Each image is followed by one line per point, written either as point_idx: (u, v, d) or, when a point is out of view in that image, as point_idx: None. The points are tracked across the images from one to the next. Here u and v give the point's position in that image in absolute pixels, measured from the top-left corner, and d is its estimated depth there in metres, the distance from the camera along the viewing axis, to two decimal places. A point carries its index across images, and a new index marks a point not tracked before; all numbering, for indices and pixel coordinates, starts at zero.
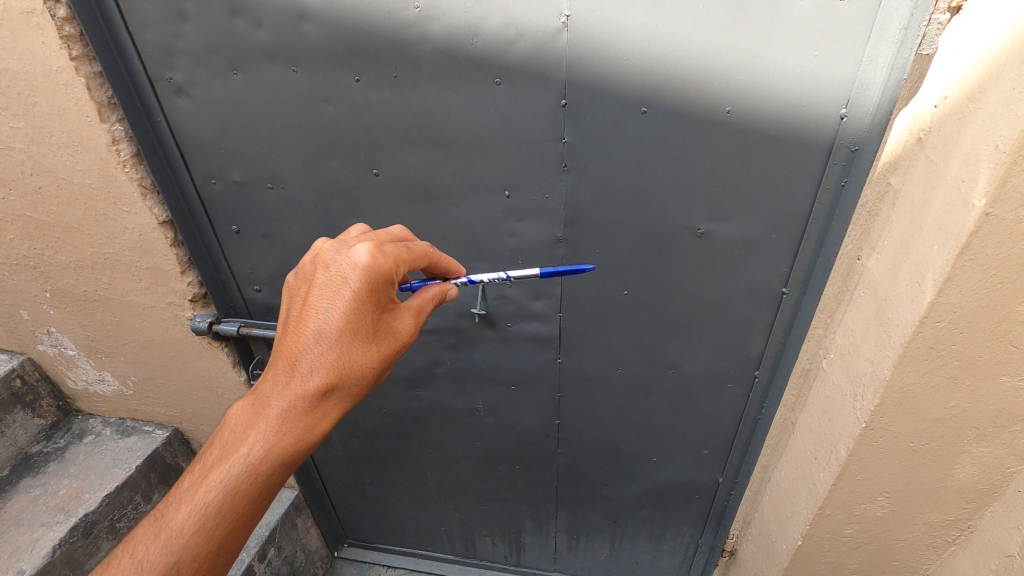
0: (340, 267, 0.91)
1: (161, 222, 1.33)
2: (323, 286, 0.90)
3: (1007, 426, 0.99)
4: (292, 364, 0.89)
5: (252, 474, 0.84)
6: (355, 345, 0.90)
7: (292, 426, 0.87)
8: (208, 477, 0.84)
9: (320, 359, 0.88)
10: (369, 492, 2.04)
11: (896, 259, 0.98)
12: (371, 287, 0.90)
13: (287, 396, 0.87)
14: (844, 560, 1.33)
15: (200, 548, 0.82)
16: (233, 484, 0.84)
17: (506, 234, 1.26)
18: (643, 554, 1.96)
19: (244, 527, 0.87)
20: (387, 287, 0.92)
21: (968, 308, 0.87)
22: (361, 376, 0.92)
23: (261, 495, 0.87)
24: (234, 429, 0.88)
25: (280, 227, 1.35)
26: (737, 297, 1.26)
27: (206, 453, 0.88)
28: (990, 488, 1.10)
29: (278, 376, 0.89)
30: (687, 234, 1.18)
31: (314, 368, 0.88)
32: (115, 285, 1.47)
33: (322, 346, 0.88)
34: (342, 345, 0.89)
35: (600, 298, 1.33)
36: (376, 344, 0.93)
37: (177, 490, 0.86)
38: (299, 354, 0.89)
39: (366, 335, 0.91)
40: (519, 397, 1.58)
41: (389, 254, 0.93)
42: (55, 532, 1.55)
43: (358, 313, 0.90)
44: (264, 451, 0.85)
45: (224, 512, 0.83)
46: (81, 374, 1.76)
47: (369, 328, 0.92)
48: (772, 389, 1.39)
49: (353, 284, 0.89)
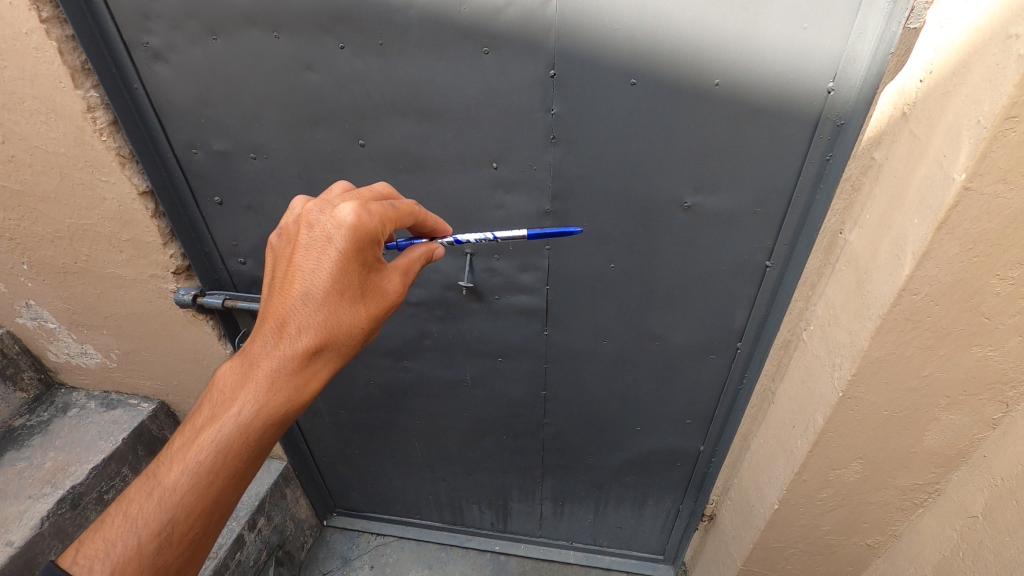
0: (325, 226, 0.90)
1: (141, 192, 1.30)
2: (308, 247, 0.90)
3: (976, 394, 1.03)
4: (279, 325, 0.88)
5: (244, 434, 0.84)
6: (343, 305, 0.90)
7: (282, 386, 0.87)
8: (200, 437, 0.84)
9: (307, 319, 0.88)
10: (357, 462, 2.06)
11: (877, 231, 1.00)
12: (357, 246, 0.90)
13: (276, 357, 0.87)
14: (818, 522, 1.39)
15: (194, 507, 0.83)
16: (224, 445, 0.83)
17: (494, 207, 1.26)
18: (626, 519, 2.02)
19: (236, 487, 0.87)
20: (374, 247, 0.92)
21: (945, 280, 0.90)
22: (349, 335, 0.92)
23: (253, 454, 0.87)
24: (224, 390, 0.88)
25: (264, 197, 1.33)
26: (721, 270, 1.27)
27: (196, 415, 0.87)
28: (958, 454, 1.15)
29: (266, 337, 0.89)
30: (674, 207, 1.19)
31: (301, 328, 0.88)
32: (95, 257, 1.44)
33: (309, 306, 0.88)
34: (330, 305, 0.89)
35: (587, 271, 1.34)
36: (363, 304, 0.93)
37: (167, 452, 0.86)
38: (286, 315, 0.88)
39: (354, 295, 0.91)
40: (506, 369, 1.59)
41: (375, 213, 0.92)
42: (42, 504, 1.55)
43: (345, 274, 0.90)
44: (255, 411, 0.85)
45: (216, 471, 0.83)
46: (62, 347, 1.74)
47: (356, 289, 0.91)
48: (753, 360, 1.42)
49: (338, 244, 0.88)
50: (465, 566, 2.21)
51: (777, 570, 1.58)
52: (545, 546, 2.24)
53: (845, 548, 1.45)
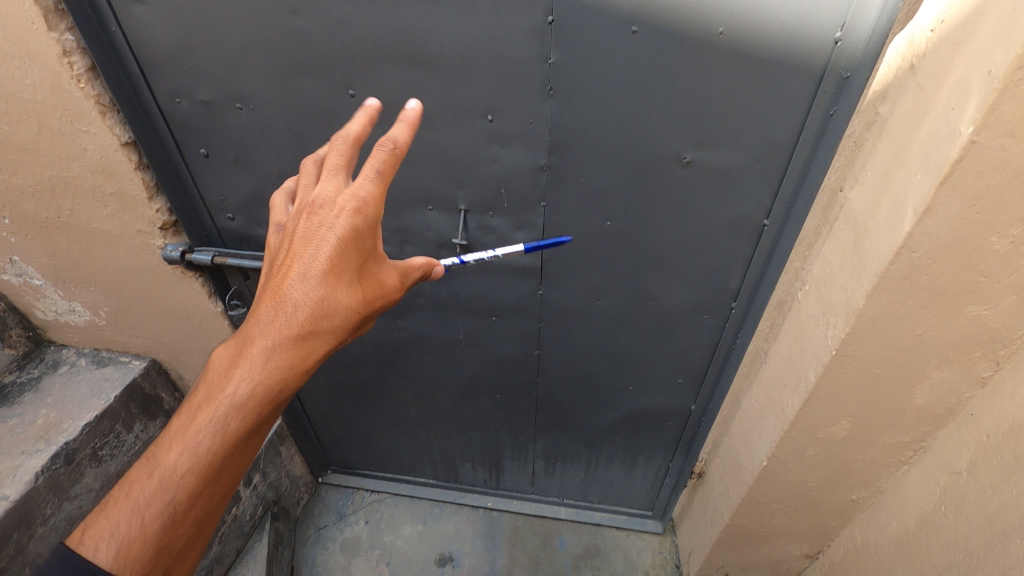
0: (324, 207, 0.83)
1: (124, 143, 1.26)
2: (304, 236, 0.84)
3: (968, 352, 1.04)
4: (276, 304, 0.82)
5: (240, 416, 0.79)
6: (340, 289, 0.85)
7: (278, 365, 0.81)
8: (195, 419, 0.79)
9: (303, 296, 0.82)
10: (352, 421, 2.08)
11: (879, 188, 0.98)
12: (356, 231, 0.84)
13: (271, 336, 0.81)
14: (805, 478, 1.42)
15: (191, 493, 0.79)
16: (220, 427, 0.78)
17: (489, 161, 1.22)
18: (617, 476, 2.06)
19: (234, 471, 0.84)
20: (371, 233, 0.87)
21: (944, 238, 0.89)
22: (347, 320, 0.87)
23: (250, 439, 0.82)
24: (219, 368, 0.82)
25: (252, 150, 1.29)
26: (719, 229, 1.26)
27: (191, 397, 0.82)
28: (946, 411, 1.17)
29: (260, 314, 0.82)
30: (674, 163, 1.16)
31: (295, 306, 0.81)
32: (79, 211, 1.40)
33: (306, 286, 0.82)
34: (328, 287, 0.83)
35: (583, 228, 1.32)
36: (363, 286, 0.88)
37: (162, 433, 0.81)
38: (283, 296, 0.82)
39: (351, 278, 0.86)
40: (500, 328, 1.59)
41: (375, 189, 0.84)
42: (36, 459, 1.56)
43: (344, 254, 0.84)
44: (249, 391, 0.79)
45: (213, 456, 0.79)
46: (50, 304, 1.71)
47: (354, 273, 0.86)
48: (747, 321, 1.42)
49: (336, 226, 0.82)
50: (458, 522, 2.26)
51: (763, 524, 1.62)
52: (537, 502, 2.29)
53: (829, 503, 1.49)
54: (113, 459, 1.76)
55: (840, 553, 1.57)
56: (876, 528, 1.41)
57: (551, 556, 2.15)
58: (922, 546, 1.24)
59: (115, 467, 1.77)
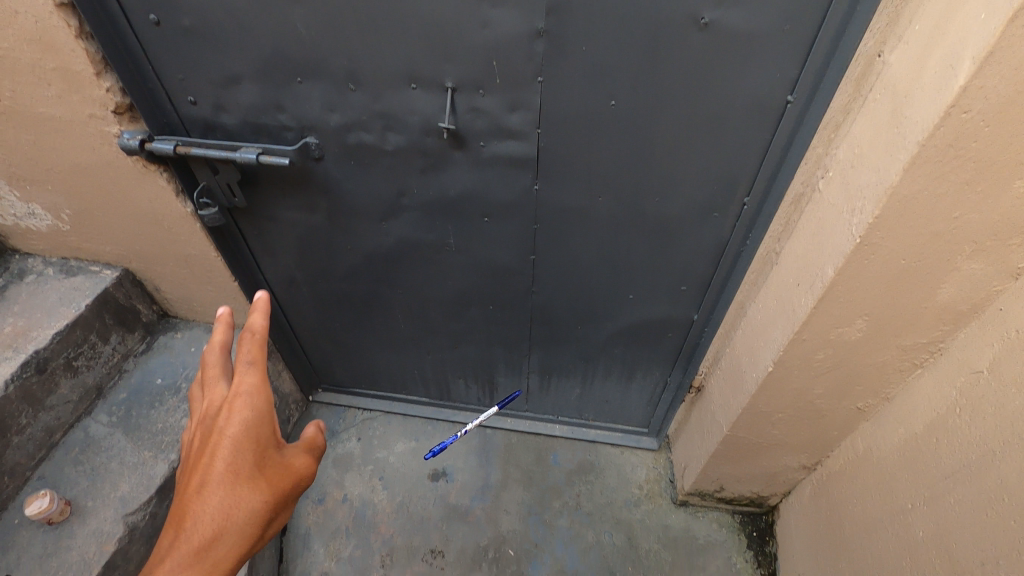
0: (213, 424, 0.85)
1: (58, 5, 1.09)
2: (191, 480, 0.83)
3: (1008, 239, 0.94)
4: (178, 523, 0.81)
5: None
6: (243, 488, 0.82)
7: None
8: None
9: (202, 513, 0.81)
10: (340, 336, 2.01)
11: (929, 42, 0.84)
12: (247, 438, 0.84)
13: (177, 553, 0.78)
14: (811, 385, 1.36)
15: None
16: None
17: (478, 27, 1.06)
18: (613, 392, 2.02)
19: None
20: (269, 450, 0.87)
21: (1004, 94, 0.77)
22: (256, 518, 0.83)
23: None
24: None
25: (209, 18, 1.12)
26: (736, 110, 1.12)
27: None
28: (971, 309, 1.08)
29: (165, 543, 0.81)
30: (690, 28, 1.02)
31: (194, 523, 0.80)
32: (21, 93, 1.26)
33: (209, 495, 0.81)
34: (231, 492, 0.82)
35: (585, 112, 1.18)
36: (265, 474, 0.85)
37: None
38: (186, 512, 0.81)
39: (252, 472, 0.84)
40: (492, 231, 1.48)
41: (256, 373, 0.87)
42: (4, 368, 1.48)
43: (238, 451, 0.84)
44: None
45: None
46: (7, 207, 1.59)
47: (254, 465, 0.84)
48: (759, 218, 1.31)
49: (218, 462, 0.82)
50: (451, 439, 2.24)
51: (762, 435, 1.58)
52: (531, 420, 2.27)
53: (833, 413, 1.44)
54: (89, 371, 1.70)
55: (840, 463, 1.53)
56: (880, 435, 1.37)
57: (545, 471, 2.14)
58: (930, 450, 1.19)
59: (92, 379, 1.72)
